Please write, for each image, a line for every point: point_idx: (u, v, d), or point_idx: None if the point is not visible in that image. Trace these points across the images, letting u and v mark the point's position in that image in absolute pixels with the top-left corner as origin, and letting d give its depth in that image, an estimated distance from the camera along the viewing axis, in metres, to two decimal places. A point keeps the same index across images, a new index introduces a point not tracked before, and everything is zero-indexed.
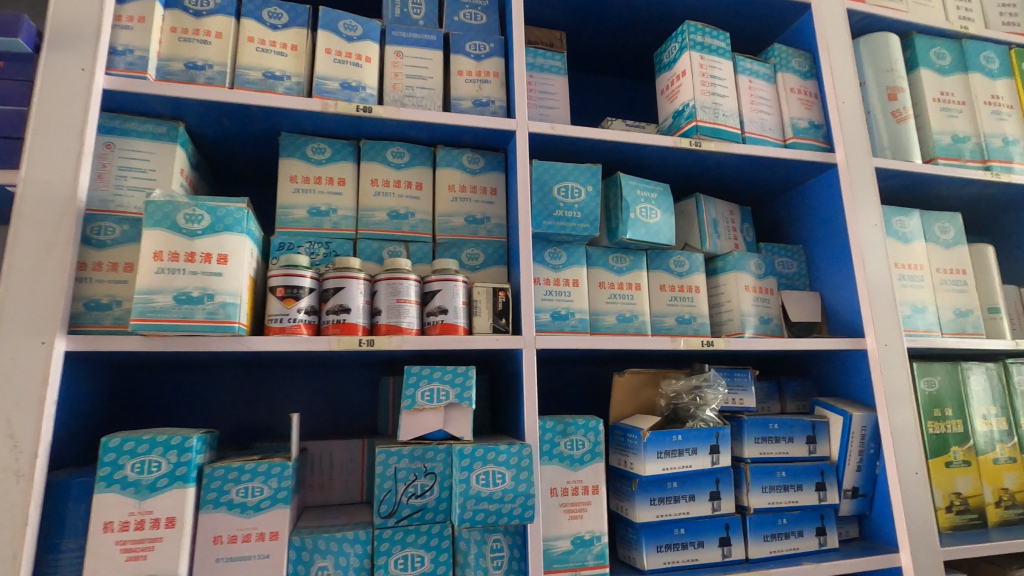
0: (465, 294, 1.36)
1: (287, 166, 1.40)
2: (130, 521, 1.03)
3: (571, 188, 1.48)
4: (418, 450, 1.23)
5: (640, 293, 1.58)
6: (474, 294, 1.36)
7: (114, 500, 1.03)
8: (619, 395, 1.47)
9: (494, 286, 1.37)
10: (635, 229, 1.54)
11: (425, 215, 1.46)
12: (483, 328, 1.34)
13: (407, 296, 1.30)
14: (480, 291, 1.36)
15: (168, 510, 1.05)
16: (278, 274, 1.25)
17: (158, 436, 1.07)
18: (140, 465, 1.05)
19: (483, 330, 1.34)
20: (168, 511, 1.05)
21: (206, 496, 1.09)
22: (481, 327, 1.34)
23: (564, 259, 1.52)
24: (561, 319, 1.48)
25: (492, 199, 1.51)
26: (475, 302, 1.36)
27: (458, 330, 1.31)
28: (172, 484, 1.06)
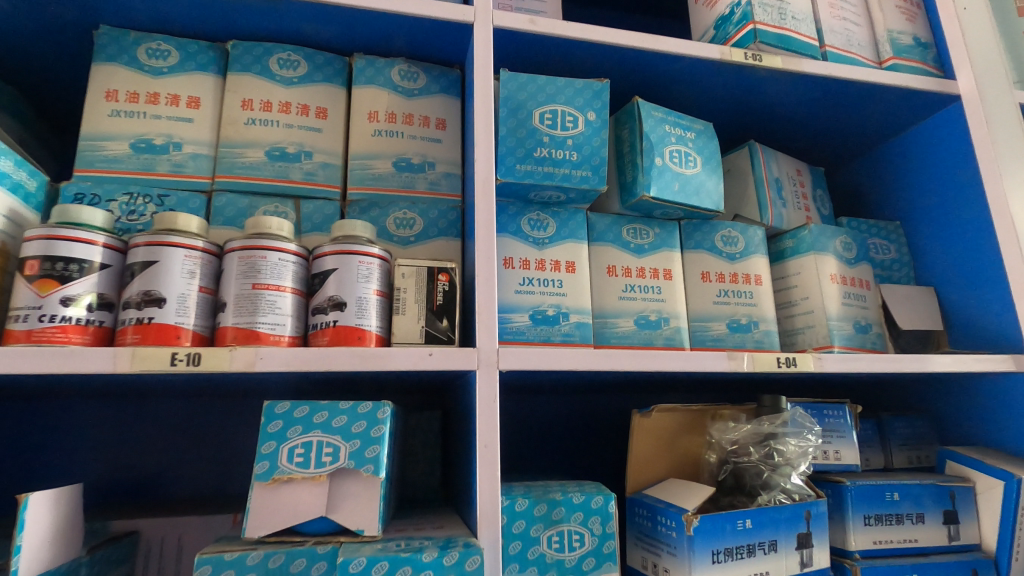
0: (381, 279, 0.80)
1: (103, 76, 0.88)
2: None
3: (562, 114, 0.93)
4: (277, 559, 0.66)
5: (672, 283, 1.03)
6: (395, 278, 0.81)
7: None
8: (642, 448, 0.89)
9: (431, 264, 0.82)
10: (663, 184, 0.98)
11: (330, 158, 0.92)
12: (410, 336, 0.79)
13: (277, 280, 0.76)
14: (405, 274, 0.81)
15: None
16: (34, 237, 0.70)
17: None
18: None
19: (409, 340, 0.78)
20: None
21: None
22: (405, 336, 0.78)
23: (553, 231, 0.98)
24: (547, 323, 0.93)
25: (440, 136, 0.97)
26: (396, 292, 0.80)
27: (364, 340, 0.76)
28: None
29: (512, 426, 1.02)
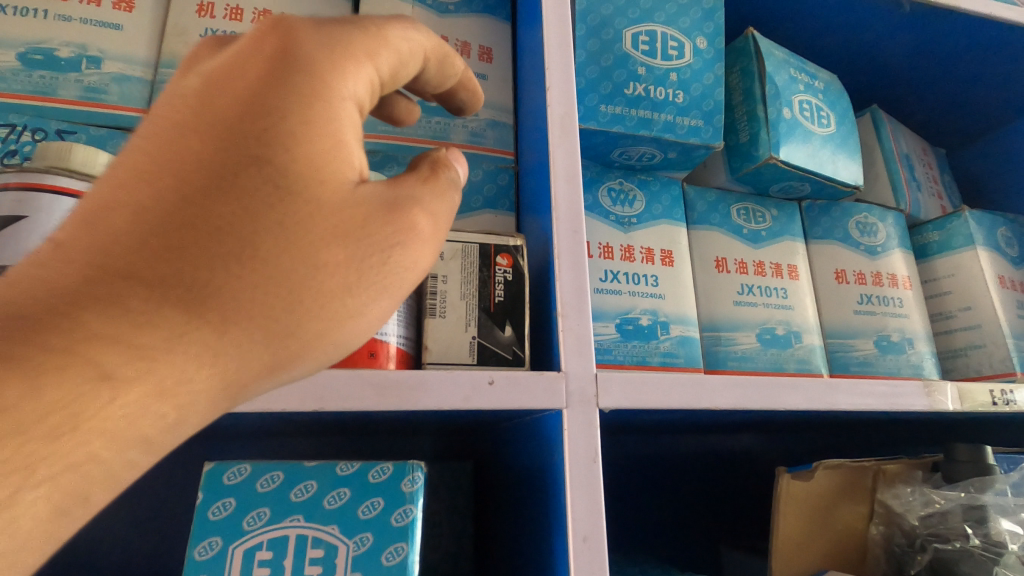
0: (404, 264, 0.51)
1: None
2: None
3: (663, 39, 0.65)
4: None
5: (800, 284, 0.74)
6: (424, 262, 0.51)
7: None
8: (792, 525, 0.60)
9: (484, 240, 0.53)
10: (793, 143, 0.71)
11: None
12: (454, 352, 0.49)
13: None
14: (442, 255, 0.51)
15: None
16: None
17: None
18: None
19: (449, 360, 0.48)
20: None
21: None
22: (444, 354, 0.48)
23: (641, 207, 0.69)
24: (641, 338, 0.64)
25: (486, 70, 0.68)
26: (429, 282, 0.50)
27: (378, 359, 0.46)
28: None
29: None
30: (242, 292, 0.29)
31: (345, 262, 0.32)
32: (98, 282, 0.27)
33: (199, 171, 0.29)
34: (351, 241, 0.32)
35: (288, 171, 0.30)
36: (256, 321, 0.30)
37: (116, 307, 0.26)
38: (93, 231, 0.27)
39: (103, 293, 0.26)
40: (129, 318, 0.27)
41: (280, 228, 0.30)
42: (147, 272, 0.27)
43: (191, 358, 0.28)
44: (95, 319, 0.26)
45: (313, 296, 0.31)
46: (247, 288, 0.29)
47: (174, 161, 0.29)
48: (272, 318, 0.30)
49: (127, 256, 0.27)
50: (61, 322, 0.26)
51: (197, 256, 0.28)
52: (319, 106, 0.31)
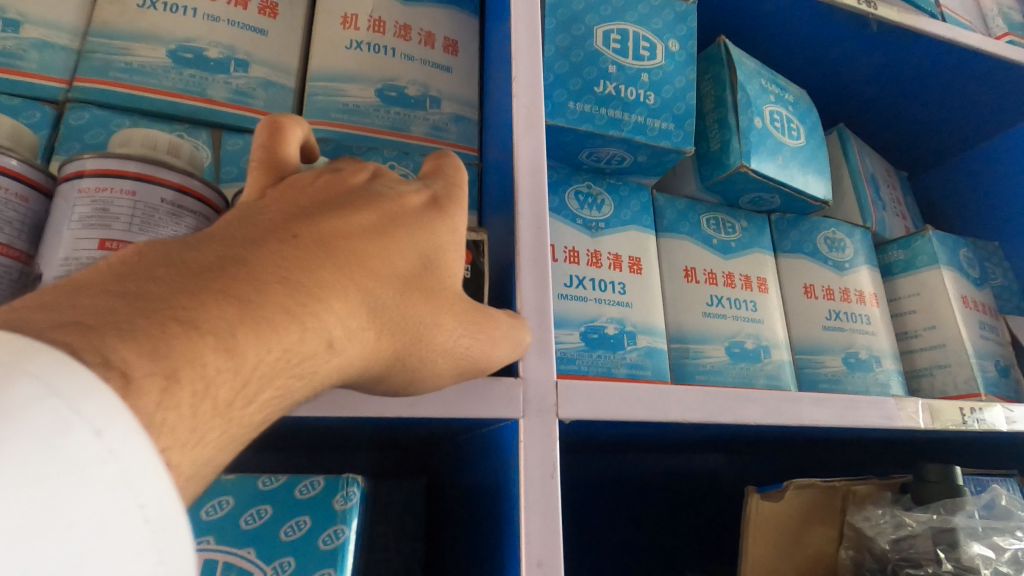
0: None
1: None
2: None
3: (635, 38, 0.63)
4: None
5: (769, 297, 0.72)
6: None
7: None
8: (760, 549, 0.56)
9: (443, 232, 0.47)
10: (764, 153, 0.69)
11: (276, 74, 0.58)
12: None
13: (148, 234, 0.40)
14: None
15: None
16: None
17: None
18: None
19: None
20: None
21: None
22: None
23: (609, 212, 0.66)
24: (606, 348, 0.60)
25: (450, 63, 0.65)
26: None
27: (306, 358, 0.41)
28: None
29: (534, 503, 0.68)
30: (406, 328, 0.34)
31: (470, 327, 0.38)
32: (328, 273, 0.30)
33: (397, 225, 0.35)
34: (479, 324, 0.38)
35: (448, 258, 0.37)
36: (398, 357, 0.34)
37: (340, 293, 0.30)
38: (318, 228, 0.32)
39: (333, 281, 0.30)
40: (343, 306, 0.30)
41: (441, 292, 0.36)
42: (356, 276, 0.31)
43: (356, 353, 0.31)
44: (324, 295, 0.29)
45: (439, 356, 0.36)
46: (407, 326, 0.34)
47: (370, 206, 0.35)
48: (410, 355, 0.35)
49: (351, 262, 0.31)
50: (302, 291, 0.28)
51: (391, 284, 0.33)
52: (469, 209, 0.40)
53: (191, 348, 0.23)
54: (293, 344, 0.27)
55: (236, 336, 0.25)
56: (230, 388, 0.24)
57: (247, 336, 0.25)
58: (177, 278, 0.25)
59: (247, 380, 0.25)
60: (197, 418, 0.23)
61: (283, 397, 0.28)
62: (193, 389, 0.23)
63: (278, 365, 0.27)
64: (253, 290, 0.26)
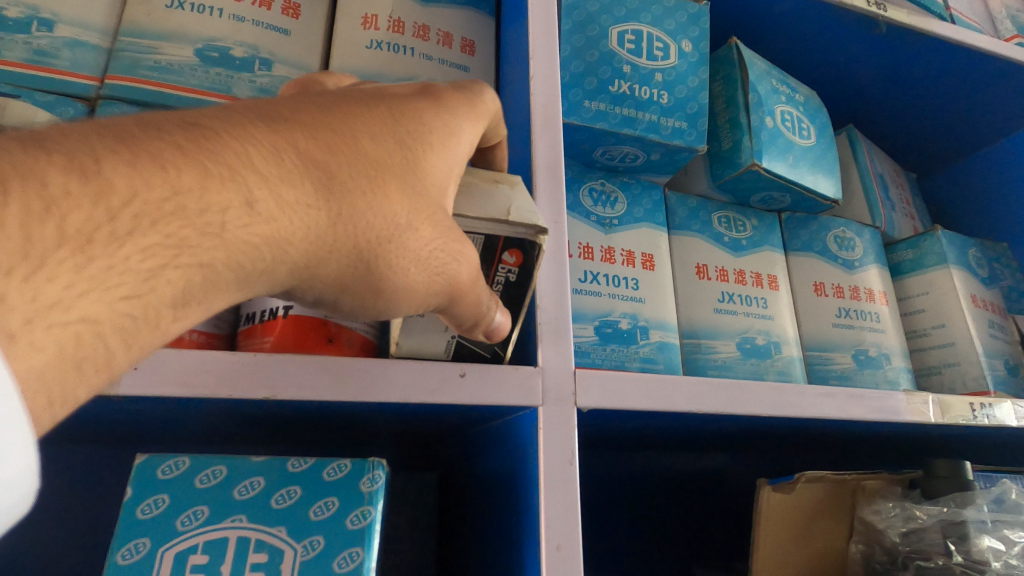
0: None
1: None
2: None
3: (649, 39, 0.65)
4: None
5: (779, 295, 0.73)
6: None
7: None
8: (772, 541, 0.57)
9: (493, 231, 0.41)
10: (775, 152, 0.70)
11: (297, 73, 0.60)
12: (427, 351, 0.44)
13: None
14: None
15: None
16: None
17: None
18: None
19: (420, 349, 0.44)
20: None
21: None
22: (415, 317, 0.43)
23: (622, 209, 0.68)
24: (619, 343, 0.61)
25: (467, 62, 0.66)
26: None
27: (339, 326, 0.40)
28: None
29: None
30: (362, 222, 0.32)
31: (436, 242, 0.34)
32: (265, 143, 0.29)
33: (363, 118, 0.34)
34: (454, 237, 0.35)
35: (428, 162, 0.35)
36: (352, 256, 0.32)
37: (266, 161, 0.29)
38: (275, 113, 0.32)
39: (266, 143, 0.29)
40: (274, 170, 0.29)
41: (406, 193, 0.34)
42: (298, 152, 0.30)
43: (292, 231, 0.29)
44: (245, 149, 0.28)
45: (401, 262, 0.33)
46: (364, 220, 0.32)
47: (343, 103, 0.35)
48: (366, 255, 0.32)
49: (292, 137, 0.30)
50: (211, 138, 0.28)
51: (340, 168, 0.31)
52: (452, 119, 0.38)
53: (43, 168, 0.22)
54: (186, 189, 0.25)
55: (102, 164, 0.24)
56: (85, 218, 0.23)
57: (116, 164, 0.24)
58: (86, 128, 0.26)
59: (116, 216, 0.23)
60: (33, 243, 0.21)
61: (186, 256, 0.26)
62: (30, 205, 0.21)
63: (164, 210, 0.25)
64: (148, 134, 0.26)
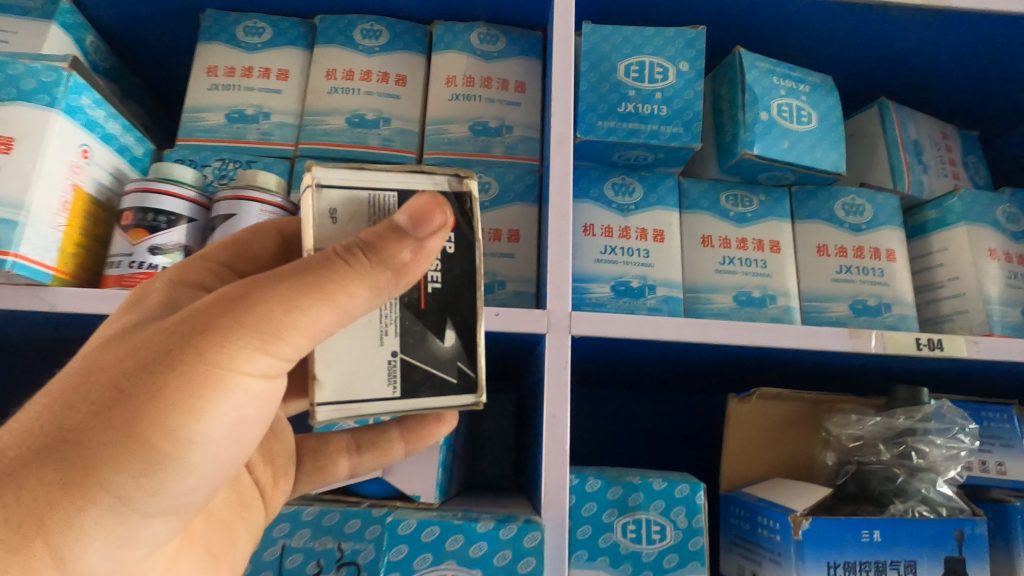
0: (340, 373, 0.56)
1: (206, 54, 0.94)
2: None
3: (651, 66, 0.85)
4: (332, 517, 0.64)
5: (780, 257, 0.89)
6: (313, 214, 0.45)
7: None
8: (740, 439, 0.78)
9: (408, 188, 0.48)
10: (770, 141, 0.86)
11: (406, 124, 0.91)
12: (361, 389, 0.46)
13: None
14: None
15: None
16: (132, 191, 0.74)
17: None
18: None
19: (357, 387, 0.46)
20: None
21: None
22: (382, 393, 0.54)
23: (639, 197, 0.89)
24: (630, 296, 0.84)
25: (519, 99, 0.92)
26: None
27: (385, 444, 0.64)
28: None
29: (580, 423, 0.99)
30: (88, 392, 0.38)
31: (121, 371, 0.39)
32: None
33: None
34: (134, 350, 0.40)
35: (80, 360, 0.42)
36: (108, 405, 0.38)
37: None
38: None
39: None
40: None
41: (121, 344, 0.41)
42: None
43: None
44: None
45: (116, 395, 0.38)
46: (44, 425, 0.37)
47: None
48: (76, 430, 0.37)
49: None
50: None
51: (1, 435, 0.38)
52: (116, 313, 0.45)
53: None
54: None
55: None
56: None
57: None
58: None
59: None
60: None
61: None
62: None
63: None
64: None
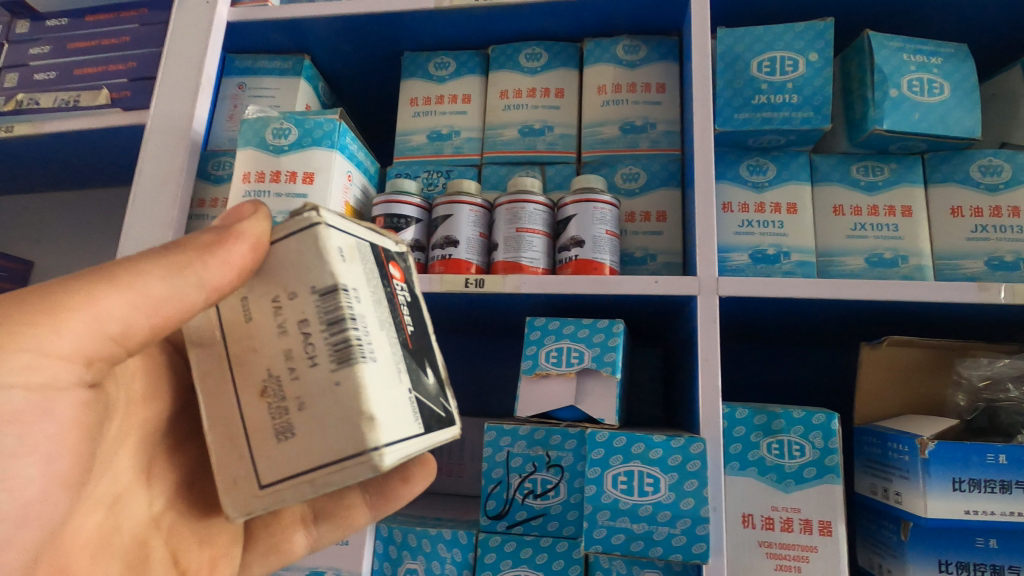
0: (250, 470, 0.49)
1: (408, 88, 1.20)
2: None
3: (782, 61, 0.97)
4: (540, 433, 0.88)
5: (912, 220, 0.98)
6: (327, 248, 0.48)
7: None
8: (872, 380, 0.90)
9: (379, 242, 0.55)
10: (899, 115, 0.94)
11: (566, 129, 1.11)
12: (405, 429, 0.47)
13: (604, 225, 0.96)
14: (290, 315, 0.48)
15: None
16: (380, 202, 1.03)
17: None
18: None
19: (400, 425, 0.47)
20: None
21: None
22: (331, 453, 0.45)
23: (772, 175, 1.02)
24: (766, 261, 0.98)
25: (660, 99, 1.08)
26: (307, 346, 0.47)
27: (284, 543, 0.66)
28: None
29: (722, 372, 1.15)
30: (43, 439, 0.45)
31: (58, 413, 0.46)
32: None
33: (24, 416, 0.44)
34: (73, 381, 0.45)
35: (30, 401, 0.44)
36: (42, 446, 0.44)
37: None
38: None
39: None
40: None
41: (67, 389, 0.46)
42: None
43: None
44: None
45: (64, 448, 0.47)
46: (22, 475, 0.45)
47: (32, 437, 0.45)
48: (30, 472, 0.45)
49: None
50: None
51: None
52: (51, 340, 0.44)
53: None
54: None
55: None
56: None
57: None
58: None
59: None
60: None
61: None
62: None
63: None
64: None
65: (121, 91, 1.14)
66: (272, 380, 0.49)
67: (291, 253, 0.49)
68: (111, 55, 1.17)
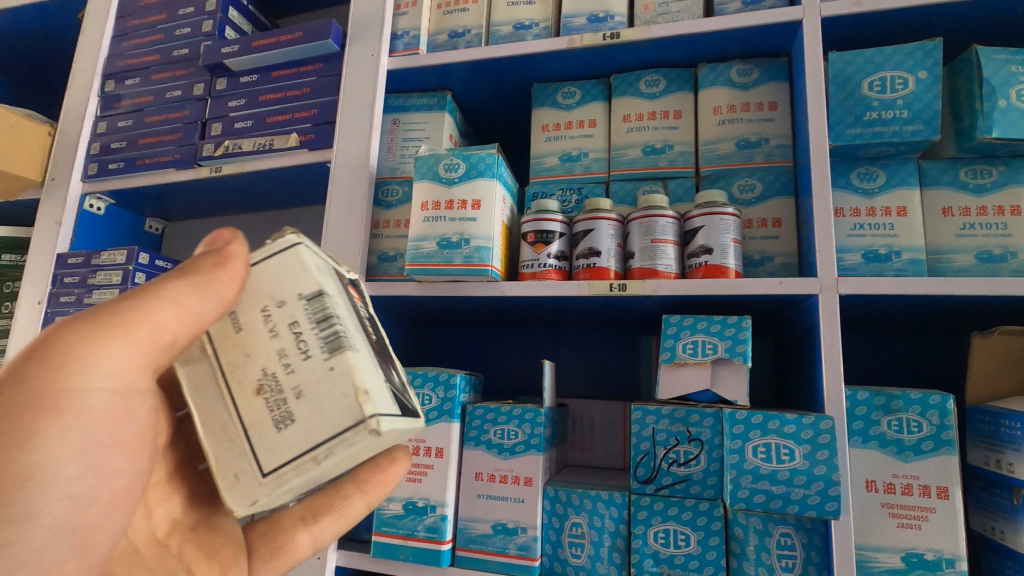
0: (253, 460, 0.54)
1: (539, 116, 1.38)
2: (495, 474, 1.12)
3: (891, 80, 1.07)
4: (681, 413, 1.05)
5: (1021, 219, 1.06)
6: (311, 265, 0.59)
7: (478, 456, 1.13)
8: (982, 366, 1.01)
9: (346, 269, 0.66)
10: (1009, 124, 1.03)
11: (684, 147, 1.26)
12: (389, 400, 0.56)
13: (729, 235, 1.10)
14: (281, 323, 0.57)
15: (525, 471, 1.10)
16: (529, 220, 1.22)
17: (513, 409, 1.14)
18: (500, 432, 1.13)
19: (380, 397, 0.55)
20: (525, 472, 1.10)
21: (531, 441, 1.11)
22: (333, 426, 0.53)
23: (883, 181, 1.13)
24: (878, 261, 1.10)
25: (772, 116, 1.21)
26: (298, 342, 0.56)
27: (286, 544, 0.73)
28: (527, 451, 1.11)
29: None
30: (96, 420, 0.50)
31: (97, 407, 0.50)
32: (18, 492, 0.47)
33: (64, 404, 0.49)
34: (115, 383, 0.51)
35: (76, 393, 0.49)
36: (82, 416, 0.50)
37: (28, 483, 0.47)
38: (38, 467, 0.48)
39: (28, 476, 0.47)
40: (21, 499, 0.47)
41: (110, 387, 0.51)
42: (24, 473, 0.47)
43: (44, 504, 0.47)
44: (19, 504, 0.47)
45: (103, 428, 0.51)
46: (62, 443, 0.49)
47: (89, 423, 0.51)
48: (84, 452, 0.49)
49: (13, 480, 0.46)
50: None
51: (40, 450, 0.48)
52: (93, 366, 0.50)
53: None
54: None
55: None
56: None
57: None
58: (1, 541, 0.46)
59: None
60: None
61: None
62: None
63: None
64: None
65: (307, 134, 1.39)
66: (268, 377, 0.55)
67: (280, 272, 0.59)
68: (296, 104, 1.42)
